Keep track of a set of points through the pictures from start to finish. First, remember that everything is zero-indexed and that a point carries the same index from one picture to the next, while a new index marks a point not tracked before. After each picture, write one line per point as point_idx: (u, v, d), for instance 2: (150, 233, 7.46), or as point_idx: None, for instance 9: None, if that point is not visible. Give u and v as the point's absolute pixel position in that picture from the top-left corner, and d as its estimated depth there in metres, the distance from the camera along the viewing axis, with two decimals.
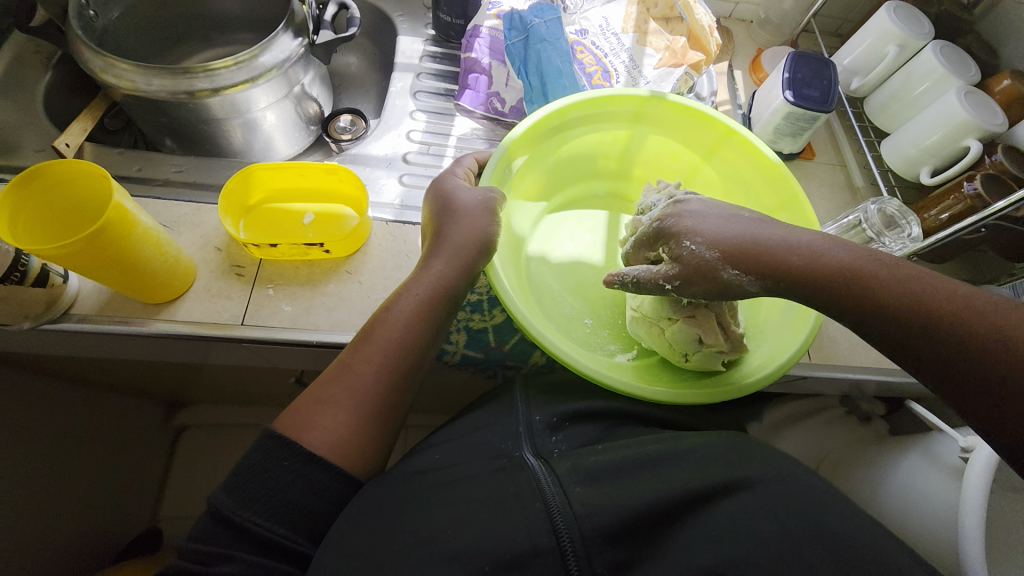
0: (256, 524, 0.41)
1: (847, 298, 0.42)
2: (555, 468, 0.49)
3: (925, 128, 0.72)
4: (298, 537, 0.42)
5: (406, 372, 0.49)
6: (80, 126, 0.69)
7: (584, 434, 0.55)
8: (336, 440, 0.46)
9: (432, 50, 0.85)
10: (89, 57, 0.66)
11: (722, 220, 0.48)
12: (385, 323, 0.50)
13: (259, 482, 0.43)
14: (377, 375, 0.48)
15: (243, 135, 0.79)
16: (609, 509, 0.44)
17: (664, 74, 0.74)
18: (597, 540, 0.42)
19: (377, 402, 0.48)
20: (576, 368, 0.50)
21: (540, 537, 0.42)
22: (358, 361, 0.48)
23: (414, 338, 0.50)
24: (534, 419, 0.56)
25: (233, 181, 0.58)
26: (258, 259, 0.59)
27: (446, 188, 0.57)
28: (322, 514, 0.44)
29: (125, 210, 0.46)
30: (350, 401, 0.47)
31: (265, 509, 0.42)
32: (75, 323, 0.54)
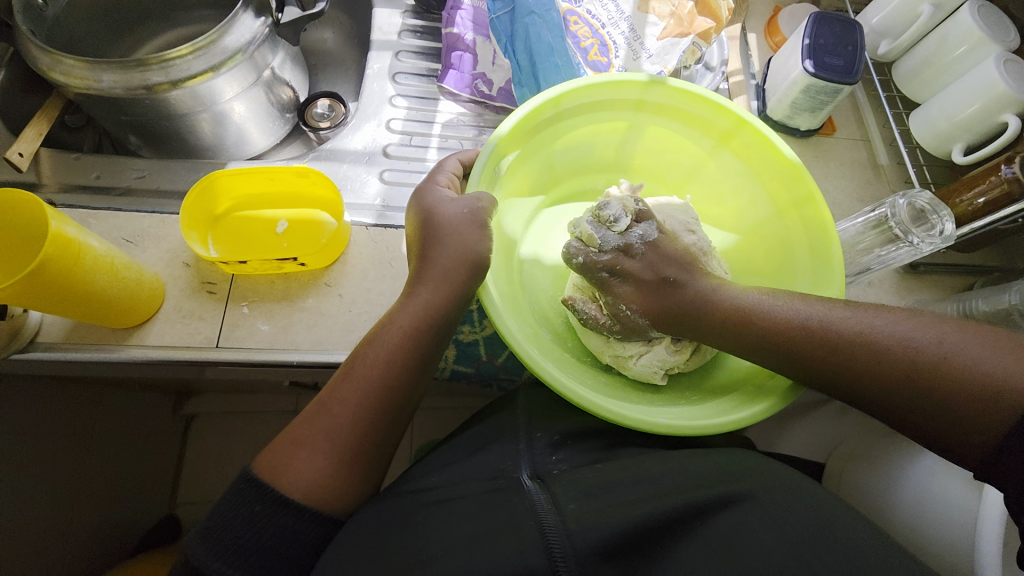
0: (225, 575, 0.37)
1: (794, 367, 0.46)
2: (551, 486, 0.46)
3: (960, 98, 0.64)
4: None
5: (391, 410, 0.44)
6: (34, 130, 0.63)
7: (585, 453, 0.52)
8: (315, 485, 0.41)
9: (412, 24, 0.77)
10: (35, 54, 0.60)
11: (655, 283, 0.52)
12: (367, 357, 0.45)
13: (231, 530, 0.39)
14: (356, 414, 0.43)
15: (212, 128, 0.73)
16: (605, 524, 0.40)
17: (669, 46, 0.67)
18: (591, 557, 0.39)
19: (357, 440, 0.42)
20: (577, 399, 0.46)
21: (534, 557, 0.38)
22: (335, 401, 0.43)
23: (401, 372, 0.45)
24: (535, 435, 0.53)
25: (193, 193, 0.53)
26: (230, 274, 0.55)
27: (428, 202, 0.51)
28: (298, 560, 0.39)
29: (66, 238, 0.42)
30: (328, 446, 0.42)
31: (237, 557, 0.38)
32: (43, 353, 0.51)
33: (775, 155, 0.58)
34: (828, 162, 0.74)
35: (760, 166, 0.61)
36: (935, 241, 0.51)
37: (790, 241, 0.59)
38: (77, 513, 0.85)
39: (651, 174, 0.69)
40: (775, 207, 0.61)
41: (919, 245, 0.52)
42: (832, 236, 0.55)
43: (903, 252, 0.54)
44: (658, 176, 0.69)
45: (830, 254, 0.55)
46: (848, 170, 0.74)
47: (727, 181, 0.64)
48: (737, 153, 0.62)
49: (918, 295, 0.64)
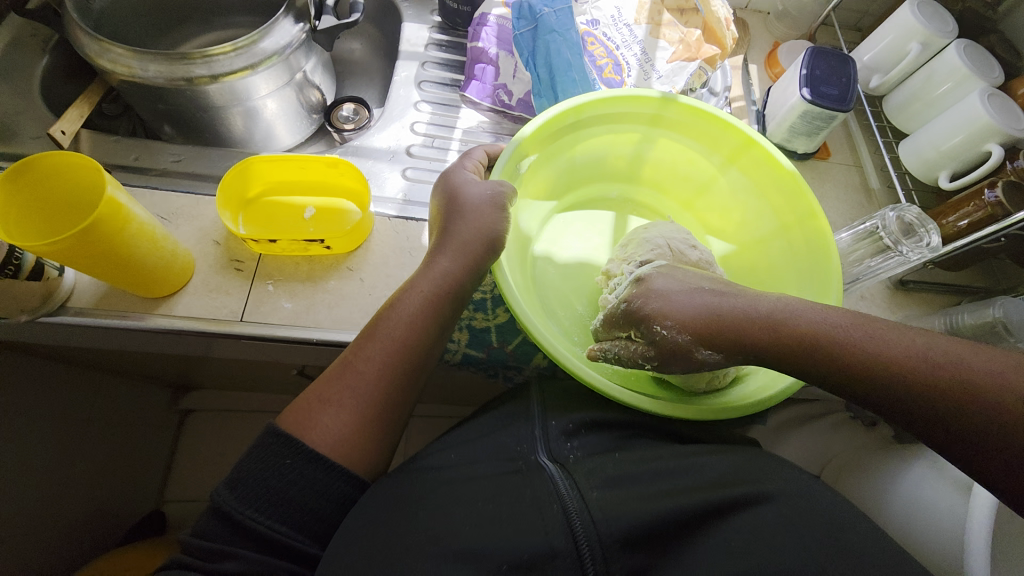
0: (257, 522, 0.39)
1: (821, 364, 0.40)
2: (573, 472, 0.48)
3: (946, 130, 0.69)
4: (300, 536, 0.41)
5: (410, 371, 0.47)
6: (77, 113, 0.67)
7: (598, 442, 0.53)
8: (339, 441, 0.43)
9: (438, 38, 0.82)
10: (85, 42, 0.64)
11: (686, 296, 0.47)
12: (389, 321, 0.48)
13: (260, 480, 0.41)
14: (379, 375, 0.46)
15: (243, 123, 0.77)
16: (628, 514, 0.43)
17: (677, 69, 0.72)
18: (613, 545, 0.42)
19: (379, 401, 0.45)
20: (577, 375, 0.49)
21: (558, 539, 0.41)
22: (360, 359, 0.46)
23: (420, 335, 0.48)
24: (550, 424, 0.54)
25: (231, 175, 0.57)
26: (258, 254, 0.58)
27: (454, 183, 0.55)
28: (327, 514, 0.42)
29: (117, 204, 0.45)
30: (352, 403, 0.44)
31: (268, 508, 0.40)
32: (72, 317, 0.53)
33: (777, 171, 0.63)
34: (823, 183, 0.79)
35: (765, 183, 0.65)
36: (922, 251, 0.55)
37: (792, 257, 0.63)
38: (68, 496, 0.84)
39: (662, 186, 0.73)
40: (779, 223, 0.65)
41: (908, 254, 0.55)
42: (831, 253, 0.58)
43: (893, 262, 0.58)
44: (668, 188, 0.73)
45: (829, 268, 0.58)
46: (841, 192, 0.78)
47: (736, 197, 0.68)
48: (744, 170, 0.66)
49: (906, 310, 0.68)
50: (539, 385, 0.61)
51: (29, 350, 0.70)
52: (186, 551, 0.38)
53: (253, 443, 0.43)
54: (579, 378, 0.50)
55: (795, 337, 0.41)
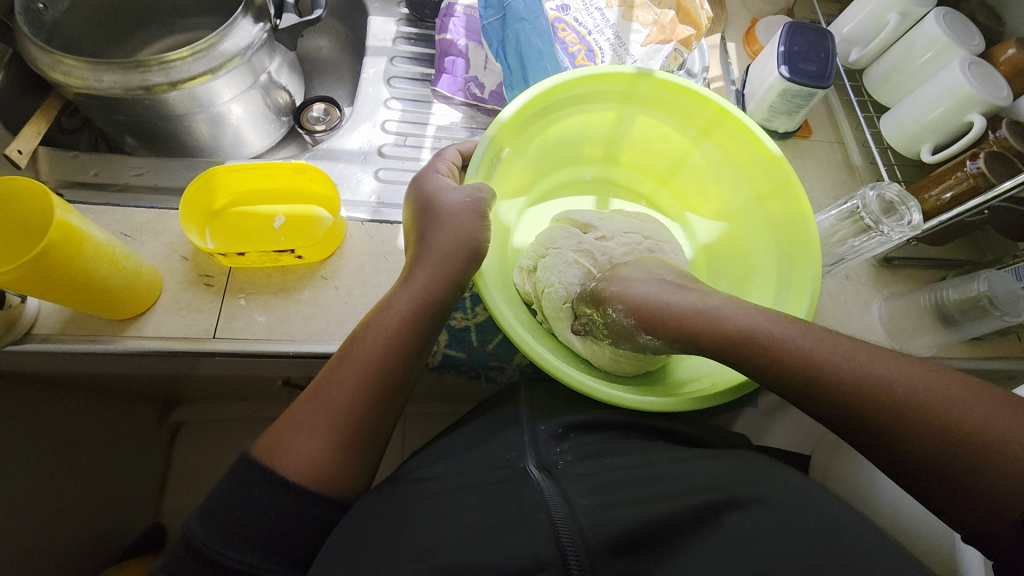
0: (227, 557, 0.37)
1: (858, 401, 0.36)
2: (560, 481, 0.46)
3: (927, 102, 0.68)
4: (272, 565, 0.38)
5: (390, 390, 0.46)
6: (33, 130, 0.64)
7: (588, 445, 0.52)
8: (315, 467, 0.42)
9: (406, 31, 0.80)
10: (37, 54, 0.61)
11: (646, 286, 0.49)
12: (364, 340, 0.46)
13: (232, 511, 0.39)
14: (356, 395, 0.44)
15: (208, 130, 0.75)
16: (615, 521, 0.41)
17: (652, 52, 0.70)
18: (603, 554, 0.39)
19: (358, 424, 0.44)
20: (561, 378, 0.48)
21: (545, 549, 0.39)
22: (333, 383, 0.44)
23: (396, 353, 0.46)
24: (538, 429, 0.53)
25: (193, 186, 0.54)
26: (227, 267, 0.56)
27: (429, 189, 0.53)
28: (301, 540, 0.40)
29: (69, 226, 0.43)
30: (328, 427, 0.43)
31: (239, 535, 0.38)
32: (38, 343, 0.51)
33: (757, 146, 0.60)
34: (805, 162, 0.77)
35: (742, 155, 0.63)
36: (904, 229, 0.54)
37: (770, 227, 0.61)
38: (60, 522, 0.83)
39: (638, 165, 0.73)
40: (755, 192, 0.63)
41: (889, 234, 0.54)
42: (809, 220, 0.56)
43: (875, 241, 0.57)
44: (644, 166, 0.72)
45: (808, 236, 0.56)
46: (824, 170, 0.77)
47: (708, 171, 0.67)
48: (719, 144, 0.64)
49: (892, 288, 0.68)
50: (528, 385, 0.60)
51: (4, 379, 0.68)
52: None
53: (225, 473, 0.41)
54: (568, 384, 0.49)
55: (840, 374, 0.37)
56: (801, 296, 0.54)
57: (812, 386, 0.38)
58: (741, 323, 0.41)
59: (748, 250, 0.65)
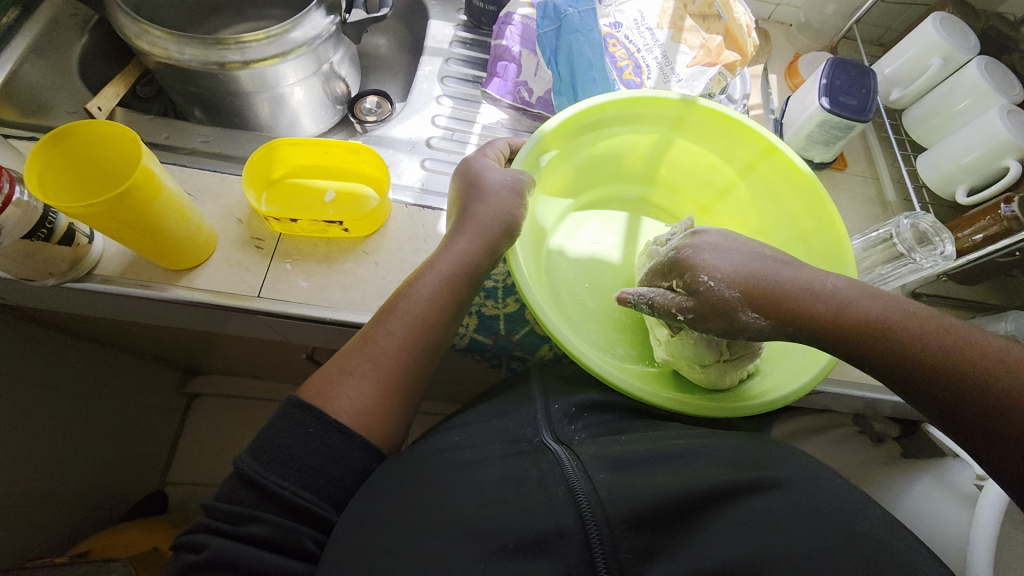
0: (281, 487, 0.39)
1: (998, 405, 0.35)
2: (579, 454, 0.46)
3: (964, 144, 0.69)
4: (321, 502, 0.40)
5: (430, 348, 0.48)
6: (112, 91, 0.70)
7: (601, 424, 0.52)
8: (359, 410, 0.44)
9: (462, 36, 0.84)
10: (125, 23, 0.67)
11: (741, 258, 0.47)
12: (408, 298, 0.48)
13: (283, 446, 0.40)
14: (401, 348, 0.46)
15: (270, 110, 0.80)
16: (636, 493, 0.41)
17: (697, 73, 0.73)
18: (622, 525, 0.39)
19: (400, 378, 0.46)
20: (574, 356, 0.50)
21: (566, 518, 0.40)
22: (380, 334, 0.46)
23: (439, 313, 0.49)
24: (551, 408, 0.53)
25: (256, 155, 0.59)
26: (278, 233, 0.60)
27: (474, 168, 0.56)
28: (344, 479, 0.41)
29: (151, 174, 0.46)
30: (374, 375, 0.45)
31: (289, 472, 0.40)
32: (98, 284, 0.55)
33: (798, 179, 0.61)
34: (838, 193, 0.79)
35: (784, 191, 0.64)
36: (936, 259, 0.55)
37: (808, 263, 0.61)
38: (73, 469, 0.85)
39: (680, 190, 0.72)
40: (797, 230, 0.63)
41: (921, 262, 0.55)
42: (847, 261, 0.56)
43: (905, 270, 0.58)
44: (686, 192, 0.72)
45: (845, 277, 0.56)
46: (857, 203, 0.78)
47: (754, 205, 0.67)
48: (764, 177, 0.65)
49: None
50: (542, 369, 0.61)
51: (49, 321, 0.72)
52: (209, 514, 0.39)
53: (274, 413, 0.42)
54: (589, 369, 0.51)
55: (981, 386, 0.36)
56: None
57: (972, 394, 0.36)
58: (862, 312, 0.40)
59: None
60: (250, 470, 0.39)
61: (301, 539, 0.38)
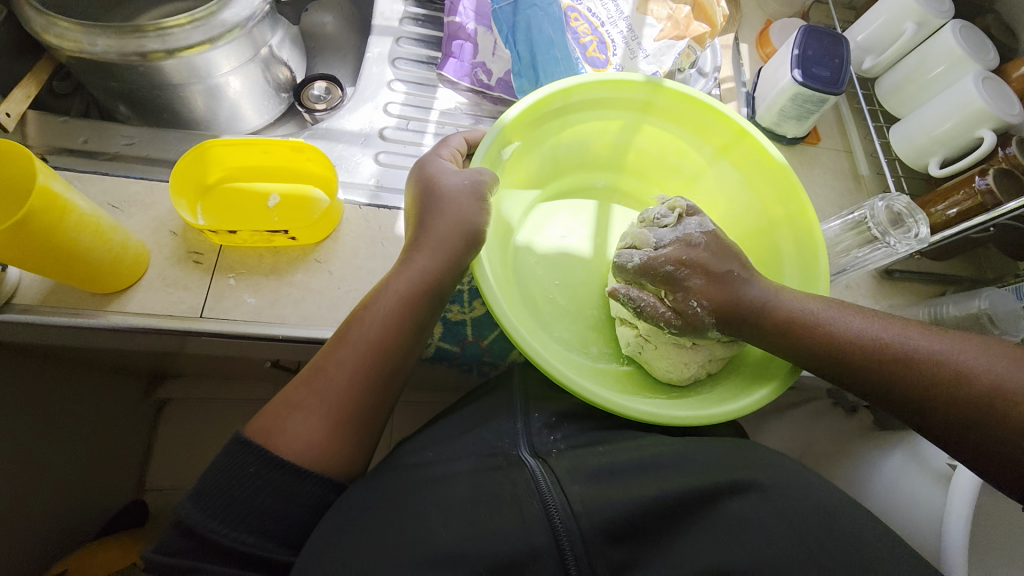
0: (220, 534, 0.36)
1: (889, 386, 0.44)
2: (554, 467, 0.45)
3: (938, 114, 0.67)
4: (269, 545, 0.38)
5: (388, 374, 0.45)
6: (20, 91, 0.61)
7: (581, 433, 0.51)
8: (310, 446, 0.41)
9: (414, 11, 0.77)
10: (31, 15, 0.59)
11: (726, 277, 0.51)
12: (362, 322, 0.45)
13: (224, 491, 0.38)
14: (353, 375, 0.43)
15: (205, 103, 0.72)
16: (609, 506, 0.41)
17: (665, 48, 0.68)
18: (597, 539, 0.39)
19: (354, 408, 0.43)
20: (546, 370, 0.47)
21: (539, 538, 0.39)
22: (331, 363, 0.43)
23: (396, 336, 0.45)
24: (531, 416, 0.52)
25: (186, 160, 0.53)
26: (218, 245, 0.55)
27: (429, 172, 0.52)
28: (300, 519, 0.39)
29: (52, 193, 0.41)
30: (322, 407, 0.42)
31: (231, 518, 0.37)
32: (17, 315, 0.49)
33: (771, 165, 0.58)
34: (812, 169, 0.76)
35: (757, 178, 0.61)
36: (910, 242, 0.53)
37: (780, 254, 0.59)
38: (36, 499, 0.80)
39: (650, 177, 0.69)
40: (769, 217, 0.60)
41: (896, 246, 0.53)
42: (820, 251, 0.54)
43: (880, 253, 0.56)
44: (657, 180, 0.69)
45: (817, 268, 0.55)
46: (830, 178, 0.76)
47: (726, 193, 0.64)
48: (736, 164, 0.62)
49: (891, 300, 0.67)
50: (521, 372, 0.58)
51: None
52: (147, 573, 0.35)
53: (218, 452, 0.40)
54: (560, 382, 0.47)
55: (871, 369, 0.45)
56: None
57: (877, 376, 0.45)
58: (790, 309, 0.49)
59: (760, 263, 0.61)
60: (188, 517, 0.37)
61: None
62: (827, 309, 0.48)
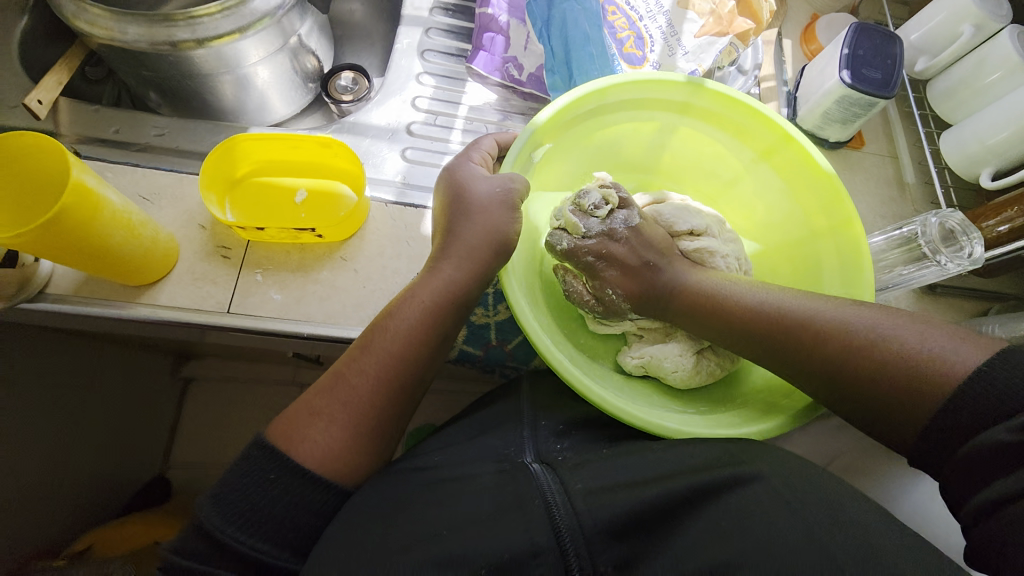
0: (236, 542, 0.36)
1: (809, 362, 0.44)
2: (559, 472, 0.44)
3: (993, 122, 0.63)
4: (281, 554, 0.37)
5: (410, 384, 0.44)
6: (54, 79, 0.61)
7: (590, 441, 0.50)
8: (330, 454, 0.40)
9: (444, 1, 0.75)
10: (62, 1, 0.59)
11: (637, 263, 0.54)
12: (385, 330, 0.44)
13: (242, 493, 0.37)
14: (375, 383, 0.43)
15: (233, 92, 0.72)
16: (610, 503, 0.39)
17: (705, 45, 0.65)
18: (600, 538, 0.37)
19: (376, 417, 0.42)
20: (571, 383, 0.46)
21: (540, 537, 0.37)
22: (353, 371, 0.43)
23: (419, 346, 0.44)
24: (538, 422, 0.52)
25: (215, 154, 0.52)
26: (246, 240, 0.55)
27: (459, 177, 0.50)
28: (310, 526, 0.38)
29: (86, 188, 0.41)
30: (344, 415, 0.42)
31: (248, 526, 0.36)
32: (51, 304, 0.50)
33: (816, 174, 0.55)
34: (854, 176, 0.73)
35: (799, 185, 0.58)
36: (960, 261, 0.50)
37: (821, 265, 0.56)
38: (67, 475, 0.83)
39: (684, 180, 0.67)
40: (811, 227, 0.58)
41: (946, 265, 0.51)
42: (864, 266, 0.52)
43: (928, 273, 0.53)
44: (691, 182, 0.66)
45: (862, 283, 0.52)
46: (873, 186, 0.73)
47: (764, 199, 0.62)
48: (777, 170, 0.59)
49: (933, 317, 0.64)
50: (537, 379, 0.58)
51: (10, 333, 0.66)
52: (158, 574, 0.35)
53: (236, 457, 0.39)
54: (586, 396, 0.46)
55: (787, 343, 0.45)
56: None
57: (795, 353, 0.45)
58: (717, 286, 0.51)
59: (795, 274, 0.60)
60: (204, 520, 0.36)
61: None
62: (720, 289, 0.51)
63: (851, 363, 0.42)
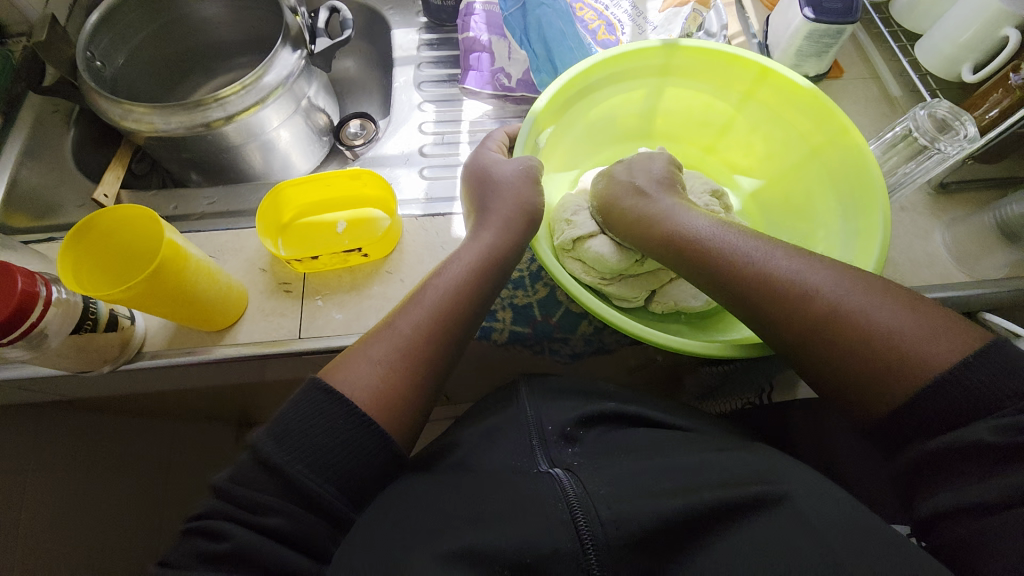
0: (308, 480, 0.37)
1: (753, 299, 0.45)
2: (580, 474, 0.42)
3: (958, 23, 0.66)
4: (338, 499, 0.38)
5: (452, 339, 0.47)
6: (113, 175, 0.72)
7: (602, 438, 0.48)
8: (378, 397, 0.43)
9: (427, 38, 0.84)
10: (106, 107, 0.66)
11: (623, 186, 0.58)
12: (437, 288, 0.49)
13: (310, 436, 0.39)
14: (423, 336, 0.46)
15: (261, 157, 0.80)
16: (638, 511, 0.37)
17: (671, 16, 0.71)
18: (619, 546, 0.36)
19: (422, 365, 0.46)
20: (598, 312, 0.50)
21: (563, 541, 0.36)
22: (404, 322, 0.47)
23: (463, 304, 0.49)
24: (545, 428, 0.49)
25: (266, 203, 0.59)
26: (302, 273, 0.61)
27: (484, 161, 0.58)
28: (370, 480, 0.40)
29: (176, 244, 0.48)
30: (395, 361, 0.45)
31: (315, 465, 0.38)
32: (148, 360, 0.56)
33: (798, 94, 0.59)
34: (841, 102, 0.76)
35: (787, 111, 0.62)
36: (961, 144, 0.53)
37: (827, 178, 0.60)
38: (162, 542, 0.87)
39: (680, 135, 0.72)
40: (809, 145, 0.62)
41: (947, 150, 0.53)
42: (869, 163, 0.54)
43: (931, 163, 0.56)
44: (687, 137, 0.72)
45: (870, 178, 0.55)
46: (862, 107, 0.76)
47: (757, 134, 0.66)
48: (764, 104, 0.63)
49: (950, 213, 0.66)
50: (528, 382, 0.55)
51: (98, 412, 0.72)
52: (222, 497, 0.37)
53: (299, 396, 0.41)
54: (612, 319, 0.50)
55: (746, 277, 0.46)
56: (872, 219, 0.53)
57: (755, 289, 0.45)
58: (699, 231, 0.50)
59: (804, 193, 0.64)
60: (273, 455, 0.37)
61: (315, 536, 0.36)
62: (871, 305, 0.41)
63: (797, 308, 0.43)
